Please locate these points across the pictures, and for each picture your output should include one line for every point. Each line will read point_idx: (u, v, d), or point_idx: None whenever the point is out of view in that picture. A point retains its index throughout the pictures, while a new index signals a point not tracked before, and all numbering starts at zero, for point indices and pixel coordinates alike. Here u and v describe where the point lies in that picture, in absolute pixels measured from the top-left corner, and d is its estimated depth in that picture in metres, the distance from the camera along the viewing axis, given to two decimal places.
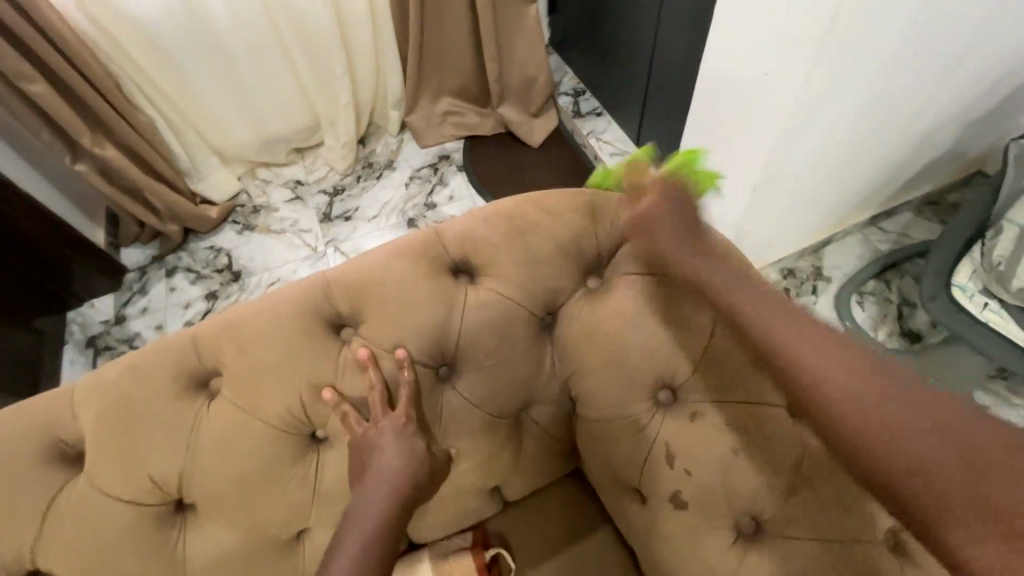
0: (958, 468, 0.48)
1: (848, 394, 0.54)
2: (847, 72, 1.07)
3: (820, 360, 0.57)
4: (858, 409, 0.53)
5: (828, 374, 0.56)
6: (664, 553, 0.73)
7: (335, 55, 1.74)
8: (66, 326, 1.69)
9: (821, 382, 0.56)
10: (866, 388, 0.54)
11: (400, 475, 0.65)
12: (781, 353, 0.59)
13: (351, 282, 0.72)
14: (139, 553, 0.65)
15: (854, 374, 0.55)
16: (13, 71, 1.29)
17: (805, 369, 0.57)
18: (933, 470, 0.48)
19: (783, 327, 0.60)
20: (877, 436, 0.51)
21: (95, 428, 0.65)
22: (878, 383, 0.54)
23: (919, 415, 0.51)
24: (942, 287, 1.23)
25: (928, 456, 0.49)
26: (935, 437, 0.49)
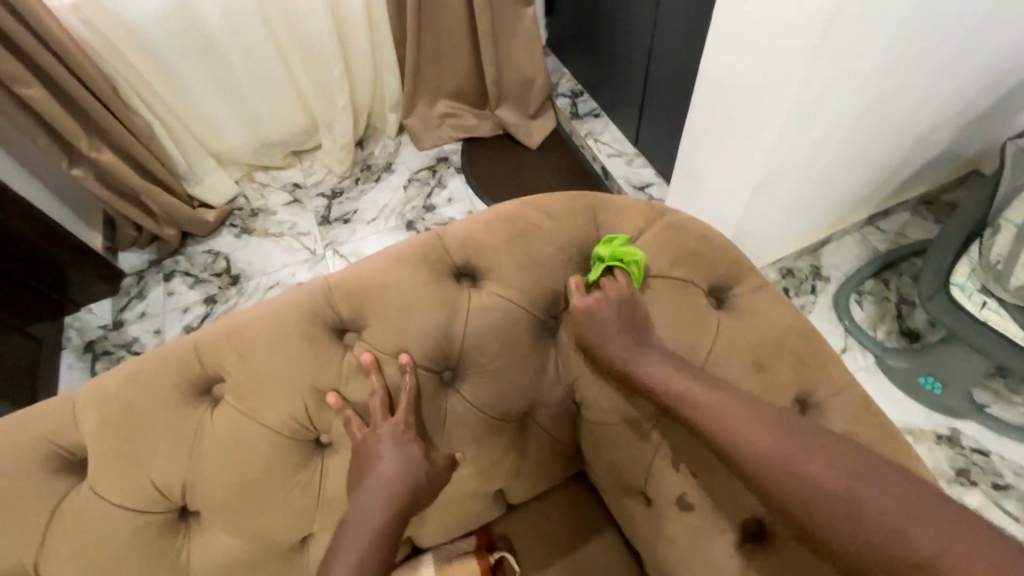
0: (876, 520, 0.51)
1: (771, 457, 0.58)
2: (840, 78, 1.08)
3: (743, 423, 0.61)
4: (781, 470, 0.57)
5: (751, 437, 0.59)
6: (669, 556, 0.72)
7: (332, 58, 1.74)
8: (63, 331, 1.69)
9: (746, 447, 0.59)
10: (785, 450, 0.58)
11: (395, 479, 0.65)
12: (707, 420, 0.63)
13: (353, 286, 0.72)
14: (142, 561, 0.65)
15: (773, 436, 0.59)
16: (8, 76, 1.29)
17: (731, 438, 0.60)
18: (853, 524, 0.52)
19: (706, 392, 0.64)
20: (801, 497, 0.55)
21: (97, 435, 0.65)
22: (794, 442, 0.58)
23: (837, 469, 0.55)
24: (941, 286, 1.23)
25: (849, 510, 0.53)
26: (852, 490, 0.53)
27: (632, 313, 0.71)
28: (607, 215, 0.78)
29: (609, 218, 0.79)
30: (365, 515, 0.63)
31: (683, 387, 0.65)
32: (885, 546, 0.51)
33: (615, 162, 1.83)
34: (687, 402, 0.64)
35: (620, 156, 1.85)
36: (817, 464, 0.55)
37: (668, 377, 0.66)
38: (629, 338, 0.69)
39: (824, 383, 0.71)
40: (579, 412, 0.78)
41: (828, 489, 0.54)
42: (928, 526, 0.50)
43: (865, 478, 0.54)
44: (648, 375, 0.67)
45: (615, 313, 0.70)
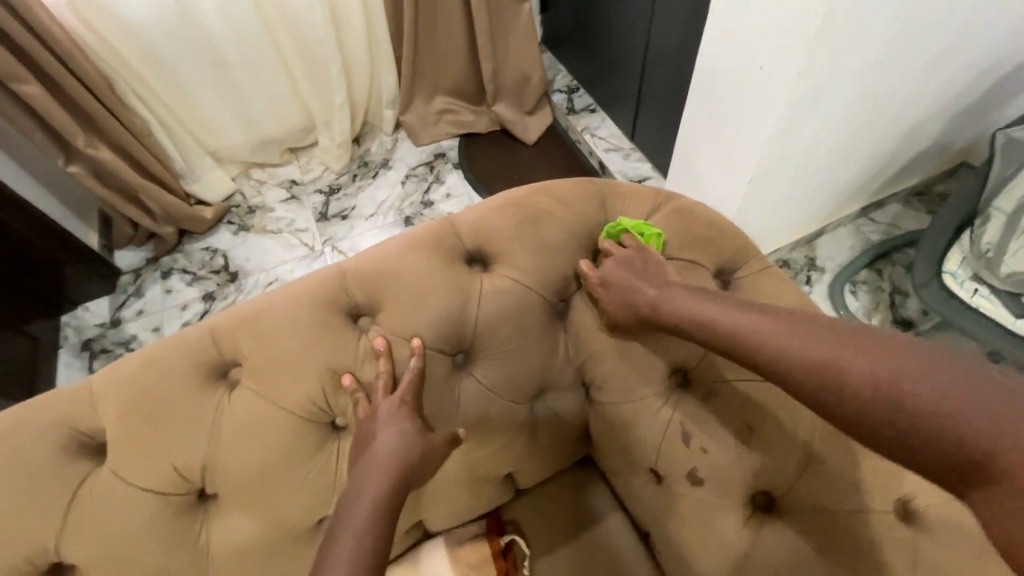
0: (938, 417, 0.48)
1: (816, 363, 0.56)
2: (835, 70, 1.09)
3: (785, 336, 0.59)
4: (830, 377, 0.54)
5: (795, 349, 0.57)
6: (680, 533, 0.74)
7: (330, 54, 1.74)
8: (59, 330, 1.67)
9: (790, 359, 0.57)
10: (835, 354, 0.55)
11: (391, 457, 0.63)
12: (746, 339, 0.61)
13: (367, 272, 0.73)
14: (162, 544, 0.66)
15: (809, 341, 0.57)
16: (5, 73, 1.28)
17: (764, 352, 0.60)
18: (913, 424, 0.49)
19: (742, 315, 0.63)
20: (853, 400, 0.53)
21: (117, 420, 0.65)
22: (831, 344, 0.56)
23: (877, 364, 0.52)
24: (934, 274, 1.26)
25: (909, 409, 0.50)
26: (910, 387, 0.50)
27: (650, 272, 0.72)
28: (614, 201, 0.80)
29: (616, 203, 0.80)
30: (364, 489, 0.61)
31: (715, 316, 0.64)
32: (948, 442, 0.48)
33: (612, 156, 1.85)
34: (722, 327, 0.63)
35: (617, 151, 1.87)
36: (860, 363, 0.53)
37: (701, 309, 0.65)
38: (651, 283, 0.70)
39: None
40: (589, 394, 0.80)
41: (882, 390, 0.51)
42: (998, 419, 0.46)
43: (926, 373, 0.50)
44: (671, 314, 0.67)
45: (626, 284, 0.71)
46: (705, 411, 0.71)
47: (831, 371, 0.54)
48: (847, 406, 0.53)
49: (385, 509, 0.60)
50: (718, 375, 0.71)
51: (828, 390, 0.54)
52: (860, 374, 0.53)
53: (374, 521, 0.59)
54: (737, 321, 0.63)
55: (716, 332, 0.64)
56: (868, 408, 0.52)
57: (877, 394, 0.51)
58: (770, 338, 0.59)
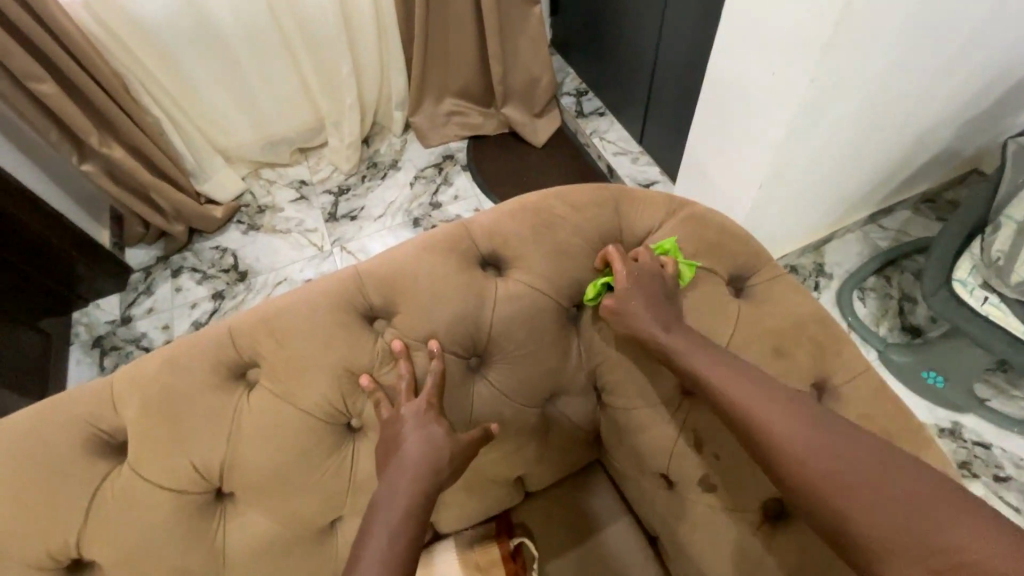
0: (897, 519, 0.50)
1: (791, 446, 0.57)
2: (849, 75, 1.10)
3: (766, 408, 0.61)
4: (805, 467, 0.56)
5: (780, 430, 0.58)
6: (691, 537, 0.75)
7: (341, 56, 1.75)
8: (71, 326, 1.69)
9: (766, 432, 0.59)
10: (808, 442, 0.57)
11: (410, 461, 0.63)
12: (729, 403, 0.63)
13: (384, 275, 0.74)
14: (181, 541, 0.67)
15: (787, 420, 0.59)
16: (22, 72, 1.30)
17: (748, 419, 0.61)
18: (866, 517, 0.51)
19: (731, 378, 0.64)
20: (825, 495, 0.54)
21: (138, 417, 0.66)
22: (805, 428, 0.58)
23: (846, 458, 0.54)
24: (943, 282, 1.26)
25: (867, 501, 0.52)
26: (882, 492, 0.51)
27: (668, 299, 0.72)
28: (629, 205, 0.80)
29: (631, 208, 0.81)
30: (383, 493, 0.62)
31: (710, 374, 0.65)
32: (903, 545, 0.49)
33: (621, 160, 1.86)
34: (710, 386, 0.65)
35: (625, 155, 1.87)
36: (830, 452, 0.55)
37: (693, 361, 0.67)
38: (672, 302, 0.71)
39: (841, 368, 0.74)
40: (601, 398, 0.81)
41: (846, 479, 0.53)
42: (948, 523, 0.48)
43: (891, 477, 0.52)
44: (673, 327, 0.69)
45: (643, 294, 0.71)
46: (716, 417, 0.71)
47: (801, 451, 0.57)
48: (825, 501, 0.54)
49: (413, 508, 0.61)
50: None
51: (794, 471, 0.56)
52: (824, 462, 0.55)
53: (393, 525, 0.60)
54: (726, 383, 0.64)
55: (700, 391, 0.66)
56: (830, 494, 0.54)
57: (848, 490, 0.53)
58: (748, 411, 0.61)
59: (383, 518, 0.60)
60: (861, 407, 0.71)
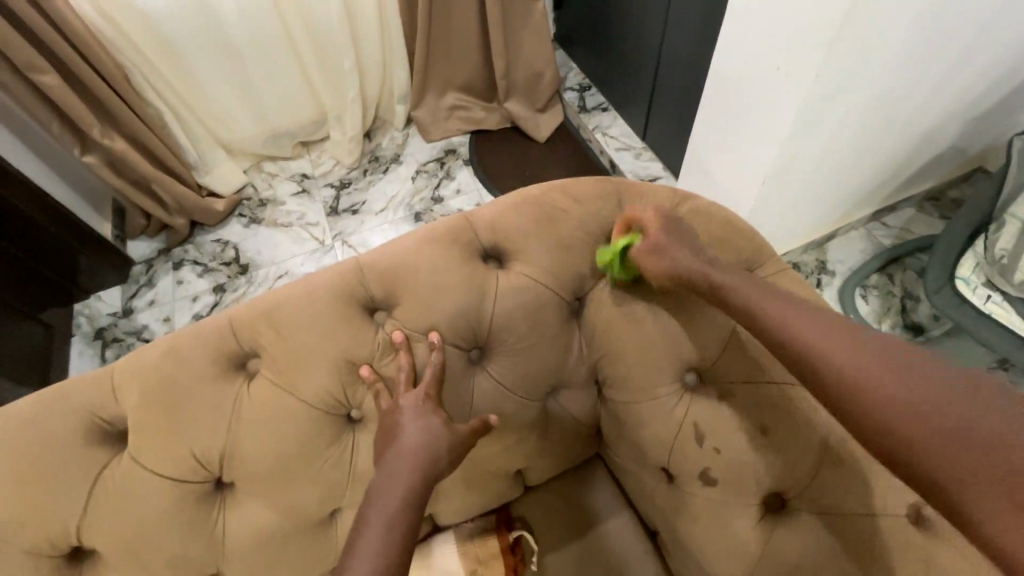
0: (970, 445, 0.47)
1: (852, 370, 0.54)
2: (854, 71, 1.09)
3: (830, 333, 0.58)
4: (868, 392, 0.53)
5: (839, 356, 0.56)
6: (692, 531, 0.75)
7: (343, 48, 1.74)
8: (72, 318, 1.69)
9: (831, 354, 0.56)
10: (871, 367, 0.54)
11: (408, 453, 0.63)
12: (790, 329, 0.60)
13: (385, 267, 0.73)
14: (182, 529, 0.67)
15: (847, 346, 0.56)
16: (24, 63, 1.29)
17: (805, 345, 0.58)
18: (935, 443, 0.48)
19: (798, 316, 0.61)
20: (889, 420, 0.51)
21: (138, 406, 0.66)
22: (869, 352, 0.55)
23: (914, 384, 0.52)
24: (946, 280, 1.26)
25: (938, 421, 0.49)
26: (954, 418, 0.49)
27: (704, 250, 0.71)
28: (631, 199, 0.80)
29: (634, 202, 0.80)
30: (381, 484, 0.62)
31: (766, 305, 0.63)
32: (975, 469, 0.46)
33: (623, 155, 1.85)
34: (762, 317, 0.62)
35: (628, 151, 1.86)
36: (895, 377, 0.52)
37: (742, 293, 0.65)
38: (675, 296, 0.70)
39: None
40: (602, 392, 0.81)
41: (911, 409, 0.50)
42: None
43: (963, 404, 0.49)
44: None
45: None
46: (718, 412, 0.71)
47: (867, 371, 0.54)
48: (888, 428, 0.51)
49: (412, 498, 0.61)
50: (733, 377, 0.71)
51: (858, 390, 0.53)
52: (901, 394, 0.51)
53: (391, 517, 0.60)
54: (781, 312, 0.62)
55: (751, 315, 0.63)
56: (898, 412, 0.51)
57: (916, 413, 0.50)
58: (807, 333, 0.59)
59: (381, 508, 0.60)
60: None
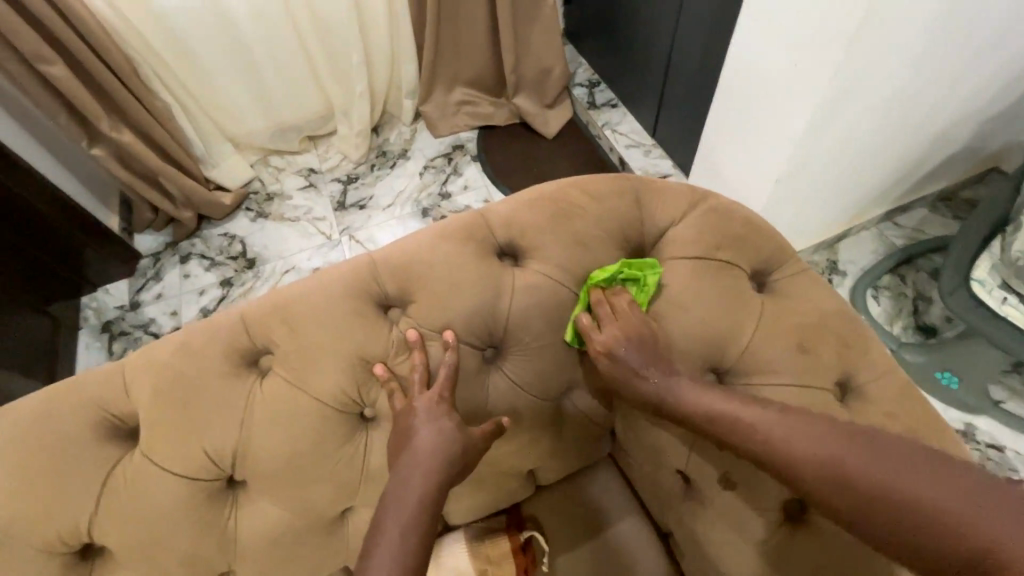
0: (933, 517, 0.48)
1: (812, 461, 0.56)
2: (874, 65, 1.06)
3: (777, 425, 0.60)
4: (828, 481, 0.55)
5: (791, 448, 0.58)
6: (708, 534, 0.74)
7: (351, 42, 1.73)
8: (80, 311, 1.69)
9: (782, 449, 0.59)
10: (825, 457, 0.56)
11: (424, 453, 0.62)
12: (736, 428, 0.62)
13: (399, 263, 0.72)
14: (193, 527, 0.66)
15: (797, 435, 0.59)
16: (32, 54, 1.28)
17: (761, 439, 0.60)
18: (900, 520, 0.50)
19: (747, 407, 0.63)
20: (856, 508, 0.53)
21: (150, 403, 0.66)
22: (818, 440, 0.57)
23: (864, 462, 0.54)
24: (962, 282, 1.24)
25: (890, 503, 0.51)
26: (910, 490, 0.50)
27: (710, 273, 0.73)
28: (650, 197, 0.79)
29: (651, 199, 0.79)
30: (396, 486, 0.61)
31: (711, 402, 0.65)
32: (946, 542, 0.47)
33: (633, 152, 1.83)
34: (713, 412, 0.64)
35: (638, 147, 1.84)
36: (847, 458, 0.55)
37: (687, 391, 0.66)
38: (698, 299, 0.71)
39: (866, 367, 0.72)
40: (617, 393, 0.80)
41: (868, 490, 0.52)
42: (985, 516, 0.46)
43: (916, 474, 0.51)
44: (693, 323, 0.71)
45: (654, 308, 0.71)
46: None
47: (816, 464, 0.56)
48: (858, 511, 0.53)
49: (426, 502, 0.60)
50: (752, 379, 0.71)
51: (817, 489, 0.56)
52: (855, 477, 0.53)
53: (406, 517, 0.59)
54: (729, 408, 0.64)
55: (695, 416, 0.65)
56: (870, 509, 0.52)
57: (877, 492, 0.52)
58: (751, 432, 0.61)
59: (395, 512, 0.59)
60: (887, 406, 0.69)
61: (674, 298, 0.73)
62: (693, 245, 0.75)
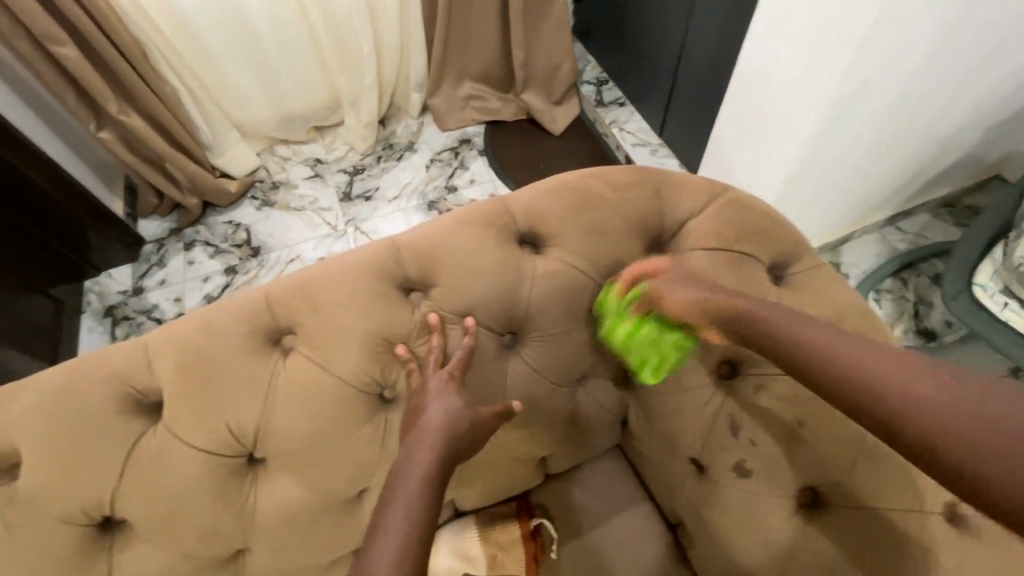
0: (992, 438, 0.45)
1: (859, 372, 0.54)
2: (887, 68, 1.07)
3: (826, 344, 0.57)
4: (881, 393, 0.52)
5: (844, 362, 0.55)
6: (718, 522, 0.75)
7: (362, 32, 1.72)
8: (82, 295, 1.68)
9: (826, 366, 0.56)
10: (880, 372, 0.53)
11: (445, 434, 0.63)
12: (789, 347, 0.60)
13: (421, 247, 0.73)
14: (213, 503, 0.67)
15: (849, 351, 0.56)
16: (41, 33, 1.28)
17: (811, 354, 0.58)
18: (953, 440, 0.46)
19: (798, 322, 0.61)
20: (909, 425, 0.49)
21: (173, 378, 0.66)
22: (874, 355, 0.54)
23: (922, 379, 0.50)
24: (965, 286, 1.24)
25: (950, 423, 0.47)
26: (968, 410, 0.47)
27: (726, 270, 0.74)
28: (669, 189, 0.79)
29: (671, 192, 0.80)
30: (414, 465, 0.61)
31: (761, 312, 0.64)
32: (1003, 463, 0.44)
33: (639, 151, 1.84)
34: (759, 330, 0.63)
35: (644, 146, 1.86)
36: (906, 377, 0.51)
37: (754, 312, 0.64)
38: None
39: None
40: (632, 382, 0.81)
41: (925, 405, 0.49)
42: None
43: (977, 398, 0.47)
44: None
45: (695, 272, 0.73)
46: (754, 403, 0.71)
47: (873, 385, 0.52)
48: (910, 426, 0.49)
49: (430, 481, 0.60)
50: None
51: (871, 401, 0.52)
52: (910, 392, 0.50)
53: (427, 496, 0.59)
54: (802, 330, 0.60)
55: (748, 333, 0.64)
56: (925, 425, 0.48)
57: (935, 410, 0.48)
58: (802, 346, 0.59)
59: (402, 490, 0.59)
60: None
61: None
62: (711, 237, 0.76)
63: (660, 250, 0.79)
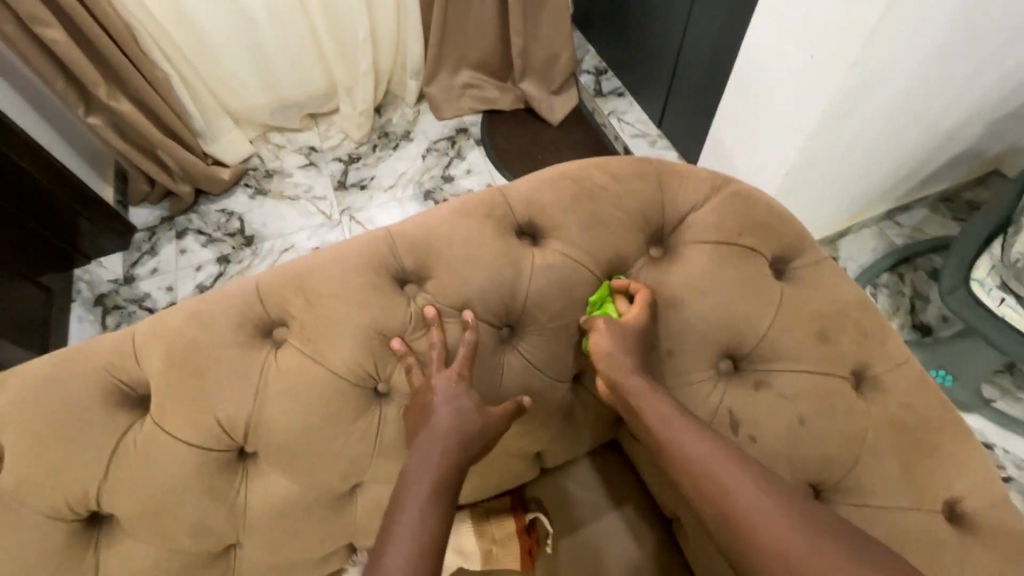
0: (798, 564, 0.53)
1: (714, 476, 0.59)
2: (890, 64, 1.06)
3: (695, 441, 0.62)
4: (726, 499, 0.58)
5: (705, 463, 0.60)
6: None
7: (358, 18, 1.68)
8: (73, 283, 1.65)
9: (688, 463, 0.61)
10: (729, 479, 0.59)
11: (449, 431, 0.62)
12: (660, 438, 0.63)
13: (418, 239, 0.72)
14: (204, 498, 0.66)
15: (708, 452, 0.61)
16: (27, 14, 1.23)
17: (679, 449, 0.62)
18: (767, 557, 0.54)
19: (672, 416, 0.64)
20: (740, 534, 0.56)
21: (161, 372, 0.65)
22: (728, 464, 0.60)
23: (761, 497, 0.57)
24: (962, 280, 1.23)
25: (769, 543, 0.55)
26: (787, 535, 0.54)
27: (728, 266, 0.73)
28: (670, 181, 0.78)
29: (674, 184, 0.78)
30: (416, 464, 0.60)
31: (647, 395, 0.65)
32: None
33: (638, 142, 1.82)
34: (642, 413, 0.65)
35: (644, 137, 1.83)
36: (747, 491, 0.58)
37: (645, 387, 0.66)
38: (717, 292, 0.72)
39: (882, 357, 0.73)
40: None
41: (759, 521, 0.56)
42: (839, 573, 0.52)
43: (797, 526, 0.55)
44: (700, 314, 0.72)
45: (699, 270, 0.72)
46: (753, 399, 0.71)
47: (721, 492, 0.59)
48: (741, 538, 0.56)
49: (438, 481, 0.59)
50: (768, 364, 0.72)
51: (718, 506, 0.58)
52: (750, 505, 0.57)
53: (433, 495, 0.58)
54: (679, 423, 0.64)
55: (693, 476, 0.60)
56: (752, 539, 0.56)
57: (765, 527, 0.55)
58: (755, 509, 0.57)
59: (411, 490, 0.58)
60: (901, 397, 0.71)
61: (694, 281, 0.72)
62: (716, 230, 0.75)
63: (661, 242, 0.78)
